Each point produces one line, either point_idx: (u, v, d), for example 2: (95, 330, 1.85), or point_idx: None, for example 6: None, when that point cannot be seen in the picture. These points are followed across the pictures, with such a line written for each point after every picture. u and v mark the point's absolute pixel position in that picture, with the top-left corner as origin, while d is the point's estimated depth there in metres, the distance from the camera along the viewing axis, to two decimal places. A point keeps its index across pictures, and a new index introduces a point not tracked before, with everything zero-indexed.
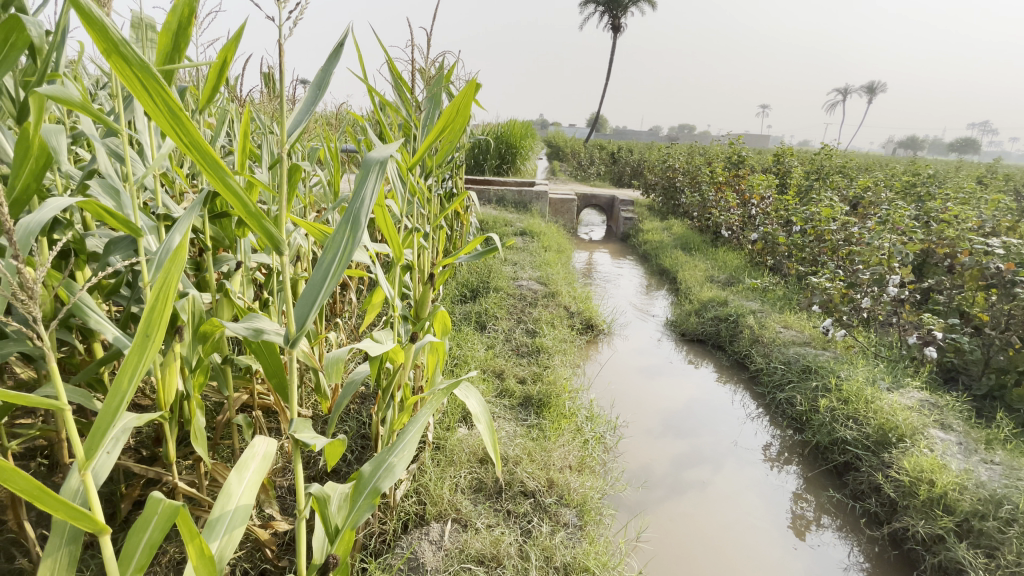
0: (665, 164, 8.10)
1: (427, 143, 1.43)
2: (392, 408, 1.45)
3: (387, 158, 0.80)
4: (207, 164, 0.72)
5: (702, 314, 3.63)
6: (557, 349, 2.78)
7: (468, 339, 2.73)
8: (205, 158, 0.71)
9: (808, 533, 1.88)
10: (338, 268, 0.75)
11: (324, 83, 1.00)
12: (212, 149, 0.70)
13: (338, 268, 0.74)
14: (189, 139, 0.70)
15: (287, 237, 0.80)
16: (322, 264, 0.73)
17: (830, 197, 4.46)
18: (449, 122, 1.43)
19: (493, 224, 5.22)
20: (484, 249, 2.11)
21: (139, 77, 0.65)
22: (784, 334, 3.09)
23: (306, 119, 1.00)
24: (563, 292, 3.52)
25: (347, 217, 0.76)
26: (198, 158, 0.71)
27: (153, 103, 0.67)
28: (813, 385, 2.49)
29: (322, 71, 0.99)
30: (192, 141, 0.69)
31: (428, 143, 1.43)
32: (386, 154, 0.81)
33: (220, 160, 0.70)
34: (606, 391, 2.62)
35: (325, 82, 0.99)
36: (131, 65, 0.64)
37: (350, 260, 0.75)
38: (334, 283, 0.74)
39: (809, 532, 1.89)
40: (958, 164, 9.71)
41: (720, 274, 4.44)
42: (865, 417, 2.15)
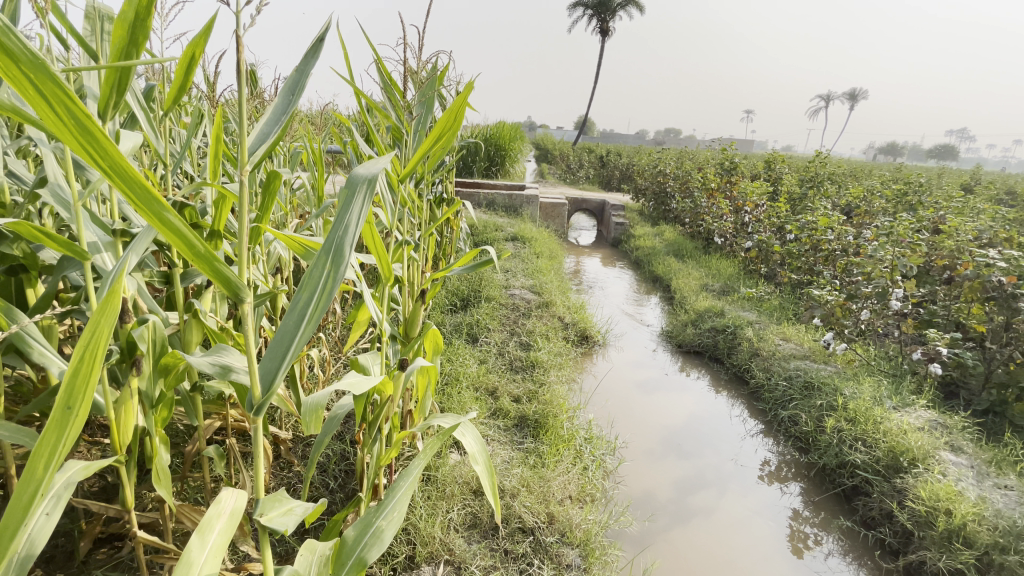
0: (656, 169, 8.05)
1: (422, 152, 1.30)
2: (379, 442, 1.32)
3: (376, 174, 0.66)
4: (134, 192, 0.59)
5: (698, 325, 3.54)
6: (552, 364, 2.66)
7: (460, 354, 2.60)
8: (130, 185, 0.59)
9: (806, 553, 1.83)
10: (318, 309, 0.61)
11: (298, 87, 0.87)
12: (137, 170, 0.57)
13: (317, 310, 0.61)
14: (108, 161, 0.57)
15: (243, 277, 0.67)
16: (296, 306, 0.59)
17: (825, 205, 4.41)
18: (445, 127, 1.30)
19: (483, 229, 5.09)
20: (478, 261, 1.98)
21: (35, 83, 0.51)
22: (784, 348, 3.01)
23: (275, 131, 0.85)
24: (557, 302, 3.41)
25: (327, 246, 0.62)
26: (122, 184, 0.58)
27: (57, 116, 0.54)
28: (818, 403, 2.41)
29: (294, 75, 0.86)
30: (112, 164, 0.57)
31: (422, 151, 1.30)
32: (375, 169, 0.67)
33: (150, 187, 0.58)
34: (603, 408, 2.51)
35: (299, 85, 0.86)
36: (21, 64, 0.50)
37: (332, 297, 0.61)
38: (311, 330, 0.60)
39: (807, 550, 1.84)
40: (942, 172, 9.83)
41: (715, 282, 4.36)
42: (874, 439, 2.07)
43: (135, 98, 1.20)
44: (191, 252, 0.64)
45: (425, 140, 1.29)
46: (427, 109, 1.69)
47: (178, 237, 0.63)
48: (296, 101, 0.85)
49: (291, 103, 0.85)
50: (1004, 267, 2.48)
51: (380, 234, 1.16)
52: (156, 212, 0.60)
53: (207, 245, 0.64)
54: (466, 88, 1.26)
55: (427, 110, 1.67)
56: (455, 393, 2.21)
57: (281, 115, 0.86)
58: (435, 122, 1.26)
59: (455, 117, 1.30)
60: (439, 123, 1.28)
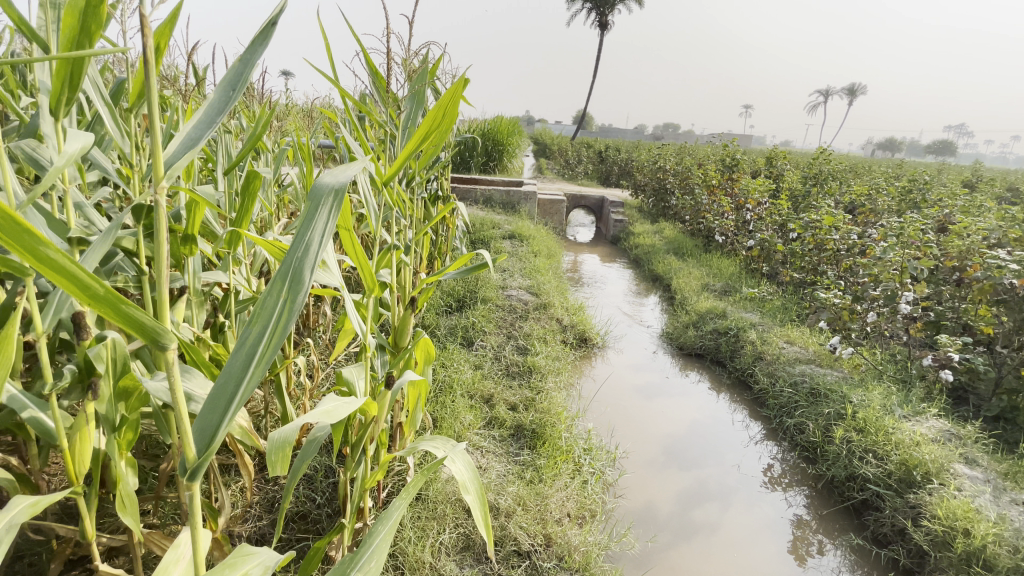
0: (655, 165, 7.94)
1: (408, 151, 1.20)
2: (363, 464, 1.23)
3: (344, 184, 0.58)
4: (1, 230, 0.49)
5: (700, 327, 3.45)
6: (550, 369, 2.57)
7: (454, 359, 2.51)
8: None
9: (809, 559, 1.80)
10: (269, 347, 0.51)
11: (240, 79, 0.69)
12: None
13: (267, 349, 0.50)
14: None
15: (155, 326, 0.54)
16: (241, 344, 0.48)
17: (828, 204, 4.32)
18: (434, 124, 1.20)
19: (480, 227, 4.99)
20: (473, 266, 1.87)
21: None
22: (788, 351, 2.93)
23: (207, 135, 0.66)
24: (555, 303, 3.32)
25: (284, 270, 0.52)
26: None
27: None
28: (826, 411, 2.33)
29: (236, 64, 0.69)
30: None
31: (409, 150, 1.20)
32: (343, 178, 0.59)
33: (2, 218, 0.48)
34: (602, 415, 2.43)
35: (243, 77, 0.69)
36: None
37: (288, 331, 0.51)
38: (259, 373, 0.49)
39: (810, 557, 1.81)
40: (943, 168, 9.76)
41: (716, 282, 4.28)
42: (885, 451, 1.99)
43: (99, 90, 1.08)
44: (88, 298, 0.53)
45: (412, 139, 1.18)
46: (416, 104, 1.58)
47: (67, 279, 0.52)
48: (236, 94, 0.67)
49: (229, 99, 0.68)
50: (1015, 269, 2.38)
51: (360, 242, 1.07)
52: (31, 247, 0.50)
53: (102, 288, 0.52)
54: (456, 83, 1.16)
55: (417, 105, 1.56)
56: (449, 401, 2.12)
57: (221, 113, 0.68)
58: (423, 120, 1.16)
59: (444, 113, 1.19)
60: (427, 120, 1.18)
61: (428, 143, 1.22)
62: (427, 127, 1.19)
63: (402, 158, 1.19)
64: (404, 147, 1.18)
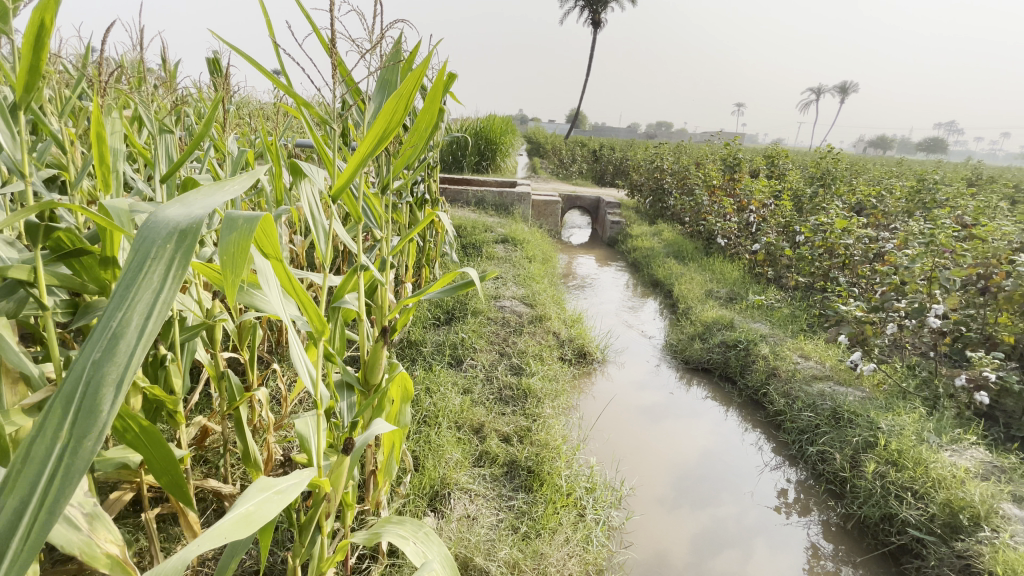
0: (652, 164, 7.71)
1: (362, 156, 0.97)
2: (319, 544, 1.00)
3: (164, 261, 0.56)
4: None
5: (706, 339, 3.22)
6: (547, 392, 2.34)
7: (441, 382, 2.27)
8: None
9: None
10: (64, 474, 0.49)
11: None
12: None
13: (65, 486, 0.48)
14: None
15: None
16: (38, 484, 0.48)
17: (837, 205, 4.11)
18: (391, 119, 0.96)
19: (471, 231, 4.73)
20: (460, 284, 1.61)
21: None
22: (804, 367, 2.71)
23: None
24: (552, 315, 3.08)
25: (74, 376, 0.48)
26: None
27: None
28: (852, 439, 2.11)
29: None
30: None
31: (363, 153, 0.97)
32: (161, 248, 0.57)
33: None
34: (605, 444, 2.20)
35: None
36: None
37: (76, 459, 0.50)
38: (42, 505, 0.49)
39: None
40: (942, 165, 9.61)
41: (720, 288, 4.05)
42: (926, 491, 1.79)
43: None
44: None
45: (366, 140, 0.95)
46: (380, 94, 1.33)
47: None
48: None
49: None
50: None
51: (300, 279, 0.90)
52: None
53: None
54: (416, 68, 0.93)
55: (381, 97, 1.31)
56: (434, 434, 1.88)
57: None
58: (376, 116, 0.93)
59: (404, 106, 0.96)
60: (382, 116, 0.94)
61: (388, 144, 0.99)
62: (383, 124, 0.96)
63: (355, 165, 0.96)
64: (356, 151, 0.95)
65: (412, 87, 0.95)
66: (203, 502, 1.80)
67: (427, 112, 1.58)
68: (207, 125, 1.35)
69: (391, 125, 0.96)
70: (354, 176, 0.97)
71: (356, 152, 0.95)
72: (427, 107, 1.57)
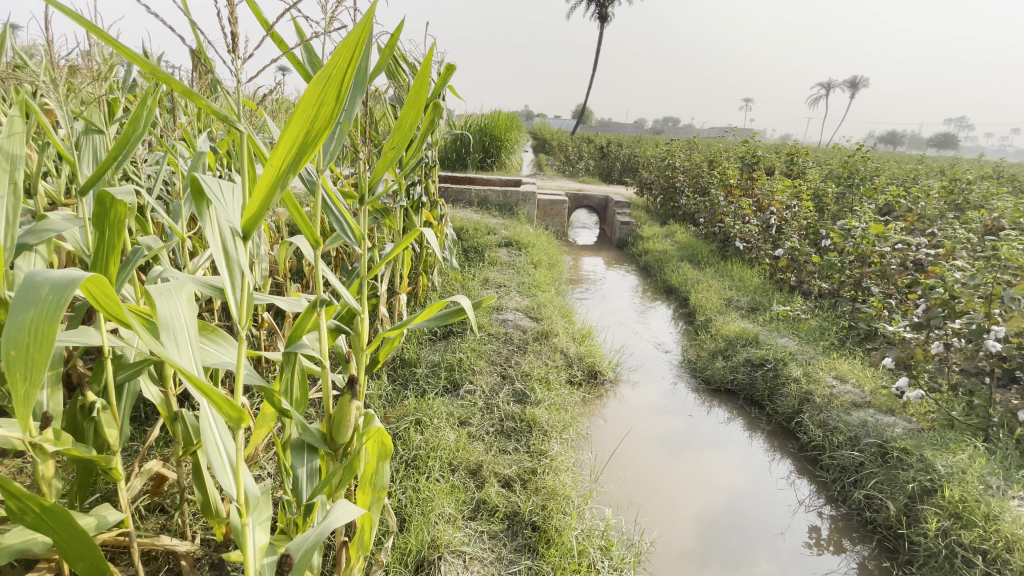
0: (663, 162, 7.38)
1: (281, 167, 0.73)
2: None
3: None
4: None
5: (729, 356, 2.94)
6: (554, 424, 2.07)
7: (435, 412, 2.01)
8: None
9: None
10: None
11: None
12: None
13: None
14: None
15: None
16: None
17: (867, 208, 3.79)
18: (315, 115, 0.72)
19: (473, 234, 4.45)
20: (449, 312, 1.33)
21: None
22: (841, 393, 2.44)
23: None
24: (559, 330, 2.80)
25: None
26: None
27: None
28: (906, 485, 1.87)
29: None
30: None
31: (281, 166, 0.72)
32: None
33: None
34: (619, 485, 1.94)
35: None
36: None
37: None
38: None
39: None
40: (968, 158, 9.15)
41: (740, 297, 3.76)
42: (1001, 554, 1.54)
43: None
44: None
45: (282, 146, 0.71)
46: (362, 88, 1.01)
47: None
48: None
49: None
50: None
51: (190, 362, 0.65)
52: None
53: None
54: (342, 42, 0.69)
55: (364, 91, 1.00)
56: (425, 482, 1.63)
57: None
58: (290, 112, 0.70)
59: (334, 95, 0.72)
60: (301, 108, 0.70)
61: (316, 149, 0.75)
62: (304, 118, 0.72)
63: (273, 182, 0.72)
64: (270, 162, 0.71)
65: (343, 67, 0.71)
66: (157, 561, 1.55)
67: (413, 104, 1.33)
68: (134, 124, 1.10)
69: (318, 120, 0.73)
70: (271, 197, 0.73)
71: (273, 163, 0.72)
72: (412, 98, 1.32)
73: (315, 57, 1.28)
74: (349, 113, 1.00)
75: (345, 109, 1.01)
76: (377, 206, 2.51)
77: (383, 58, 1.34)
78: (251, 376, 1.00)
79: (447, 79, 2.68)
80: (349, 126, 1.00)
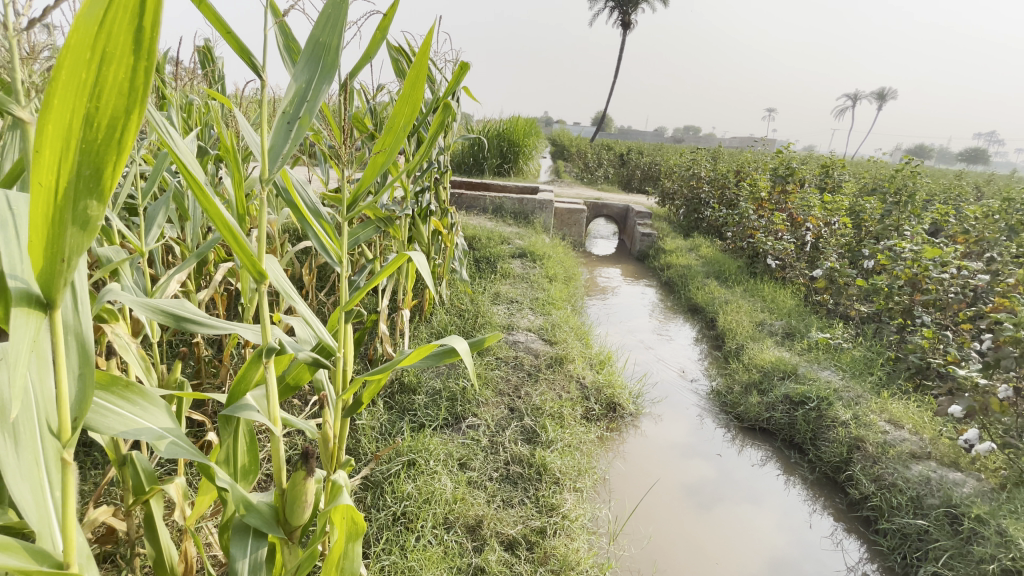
0: (687, 171, 7.07)
1: (65, 186, 0.50)
2: None
3: None
4: None
5: (764, 390, 2.64)
6: (567, 471, 1.81)
7: (432, 453, 1.77)
8: None
9: None
10: None
11: None
12: None
13: None
14: None
15: None
16: None
17: (916, 227, 3.46)
18: (98, 88, 0.48)
19: (486, 243, 4.22)
20: (443, 353, 1.10)
21: None
22: (896, 441, 2.14)
23: None
24: (576, 355, 2.54)
25: None
26: None
27: None
28: (985, 566, 1.58)
29: None
30: None
31: (69, 181, 0.50)
32: None
33: None
34: (642, 547, 1.68)
35: None
36: None
37: None
38: None
39: None
40: (1003, 176, 8.71)
41: (774, 321, 3.46)
42: None
43: None
44: None
45: (53, 148, 0.48)
46: (331, 76, 0.80)
47: None
48: None
49: None
50: None
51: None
52: None
53: None
54: None
55: (333, 80, 0.80)
56: (413, 548, 1.39)
57: None
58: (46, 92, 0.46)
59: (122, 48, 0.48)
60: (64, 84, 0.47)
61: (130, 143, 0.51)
62: (79, 100, 0.48)
63: (57, 206, 0.50)
64: (37, 179, 0.48)
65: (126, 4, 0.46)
66: None
67: (409, 99, 1.09)
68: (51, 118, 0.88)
69: (102, 98, 0.49)
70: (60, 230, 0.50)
71: (46, 182, 0.49)
72: (408, 90, 1.08)
73: (288, 29, 1.01)
74: (310, 109, 0.79)
75: (308, 101, 0.80)
76: (380, 215, 2.27)
77: (373, 43, 1.10)
78: (174, 446, 0.79)
79: (461, 78, 2.45)
80: (310, 123, 0.79)
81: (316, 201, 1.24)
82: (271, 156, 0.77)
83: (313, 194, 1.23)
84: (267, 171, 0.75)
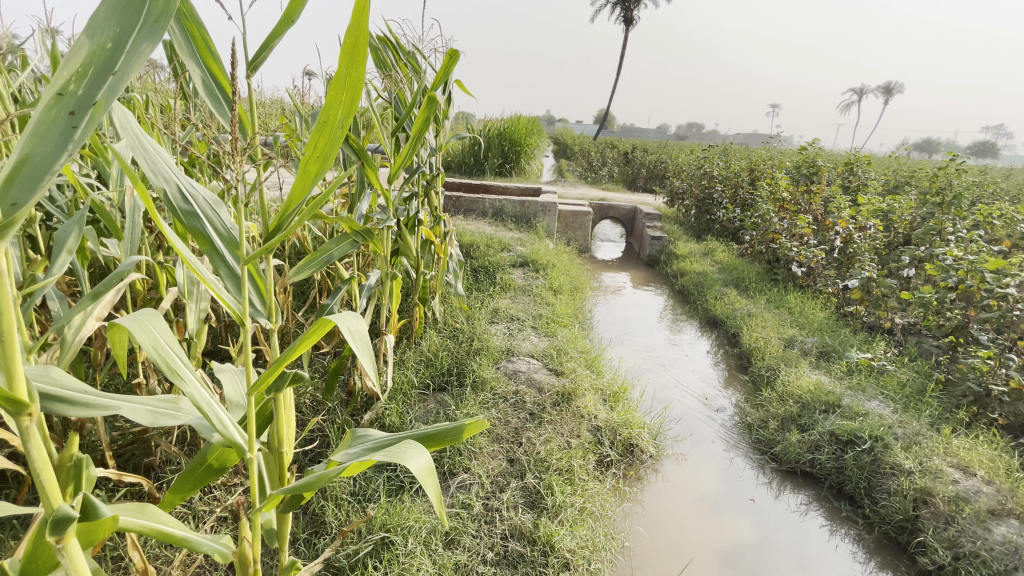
0: (697, 170, 6.70)
1: None
2: None
3: None
4: None
5: (804, 426, 2.29)
6: (578, 548, 1.47)
7: (412, 529, 1.42)
8: None
9: None
10: None
11: None
12: None
13: None
14: None
15: None
16: None
17: (963, 231, 3.09)
18: None
19: (484, 251, 3.86)
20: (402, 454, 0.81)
21: None
22: (970, 494, 1.78)
23: None
24: (585, 389, 2.20)
25: None
26: None
27: None
28: None
29: None
30: None
31: None
32: None
33: None
34: None
35: None
36: None
37: None
38: None
39: None
40: (1021, 169, 8.34)
41: (805, 338, 3.09)
42: None
43: None
44: None
45: None
46: (157, 37, 0.56)
47: None
48: None
49: None
50: None
51: None
52: None
53: None
54: None
55: (162, 46, 0.56)
56: None
57: None
58: None
59: None
60: None
61: None
62: None
63: None
64: None
65: None
66: None
67: (346, 80, 0.75)
68: None
69: None
70: None
71: None
72: (345, 69, 0.74)
73: (187, 6, 0.83)
74: (109, 92, 0.54)
75: (113, 77, 0.54)
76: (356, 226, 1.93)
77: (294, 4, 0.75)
78: None
79: (450, 68, 2.11)
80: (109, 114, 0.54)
81: (230, 223, 0.88)
82: (29, 175, 0.51)
83: (226, 214, 0.88)
84: (21, 202, 0.51)
